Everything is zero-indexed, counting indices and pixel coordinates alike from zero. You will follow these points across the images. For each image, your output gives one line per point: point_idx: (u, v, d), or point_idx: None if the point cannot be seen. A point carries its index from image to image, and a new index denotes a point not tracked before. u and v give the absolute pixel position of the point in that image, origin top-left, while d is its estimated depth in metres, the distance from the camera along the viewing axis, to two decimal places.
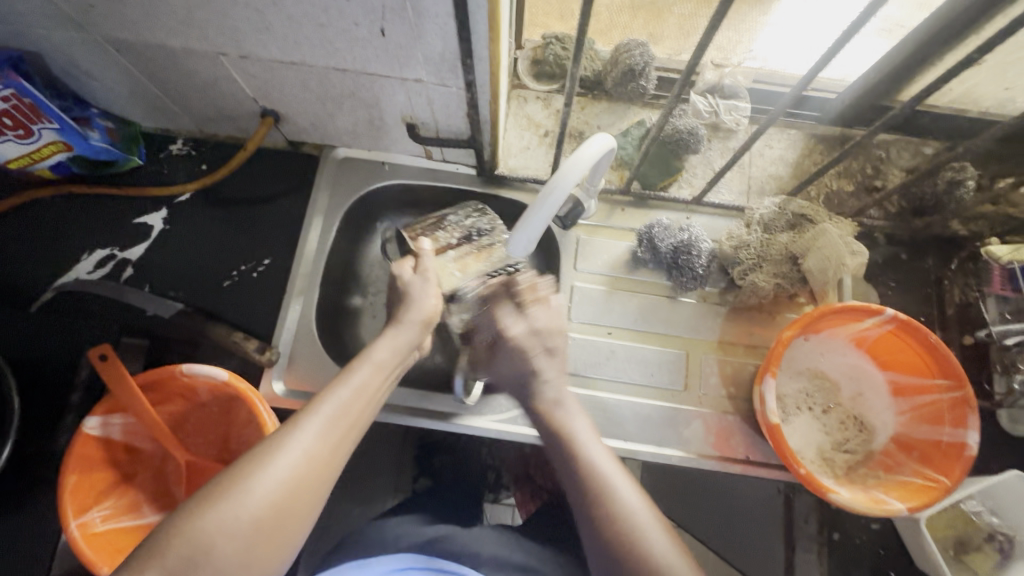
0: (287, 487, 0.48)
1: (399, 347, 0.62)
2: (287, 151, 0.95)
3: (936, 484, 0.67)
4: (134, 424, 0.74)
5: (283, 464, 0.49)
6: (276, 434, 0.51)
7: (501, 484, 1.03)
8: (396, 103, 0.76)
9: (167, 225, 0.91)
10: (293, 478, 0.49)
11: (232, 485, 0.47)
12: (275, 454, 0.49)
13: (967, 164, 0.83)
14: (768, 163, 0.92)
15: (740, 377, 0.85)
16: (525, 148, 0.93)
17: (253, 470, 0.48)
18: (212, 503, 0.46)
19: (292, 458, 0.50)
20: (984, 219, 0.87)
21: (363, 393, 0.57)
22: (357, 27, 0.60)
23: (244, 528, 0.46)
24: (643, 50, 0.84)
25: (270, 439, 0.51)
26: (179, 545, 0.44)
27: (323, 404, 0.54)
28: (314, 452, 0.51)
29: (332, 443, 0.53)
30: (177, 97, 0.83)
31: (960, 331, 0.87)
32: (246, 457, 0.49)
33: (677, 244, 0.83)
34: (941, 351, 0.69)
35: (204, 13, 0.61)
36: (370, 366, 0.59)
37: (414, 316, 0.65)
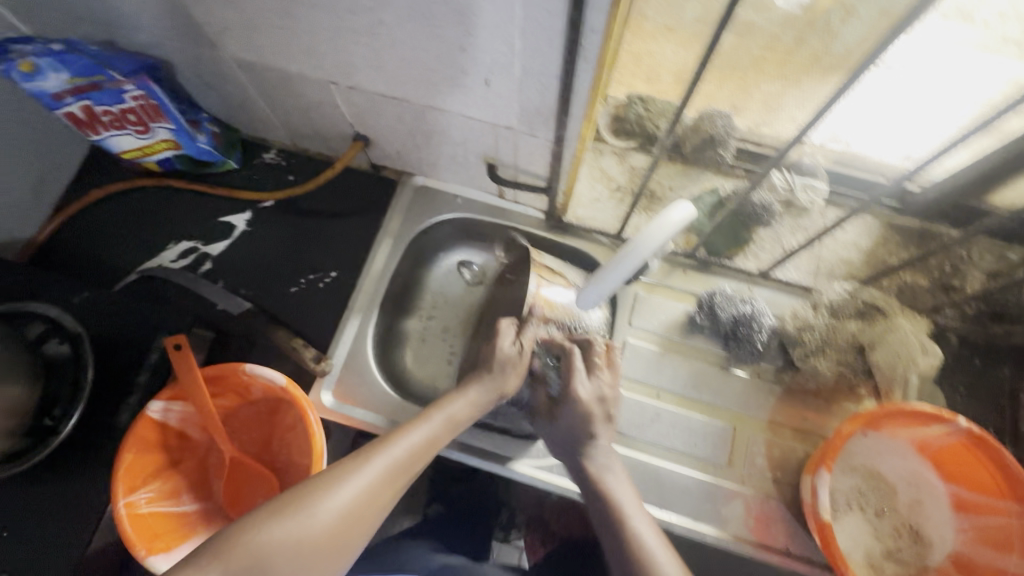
0: (346, 516, 0.53)
1: (472, 406, 0.67)
2: (367, 172, 1.00)
3: None
4: (190, 413, 0.77)
5: (346, 493, 0.54)
6: (345, 464, 0.57)
7: (513, 523, 1.00)
8: (482, 144, 0.79)
9: (249, 226, 0.97)
10: (354, 507, 0.54)
11: (301, 502, 0.52)
12: (342, 482, 0.55)
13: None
14: (840, 247, 0.91)
15: (787, 461, 0.82)
16: (595, 201, 0.94)
17: (321, 492, 0.53)
18: (279, 514, 0.51)
19: (356, 489, 0.55)
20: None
21: (427, 445, 0.63)
22: (463, 75, 0.64)
23: (304, 544, 0.50)
24: (726, 120, 0.87)
25: (339, 468, 0.56)
26: (246, 550, 0.48)
27: (394, 446, 0.60)
28: (376, 489, 0.56)
29: (390, 485, 0.58)
30: (280, 112, 0.89)
31: None
32: (314, 478, 0.55)
33: (738, 315, 0.83)
34: (1017, 473, 0.65)
35: (325, 47, 0.66)
36: (439, 422, 0.65)
37: (501, 372, 0.69)
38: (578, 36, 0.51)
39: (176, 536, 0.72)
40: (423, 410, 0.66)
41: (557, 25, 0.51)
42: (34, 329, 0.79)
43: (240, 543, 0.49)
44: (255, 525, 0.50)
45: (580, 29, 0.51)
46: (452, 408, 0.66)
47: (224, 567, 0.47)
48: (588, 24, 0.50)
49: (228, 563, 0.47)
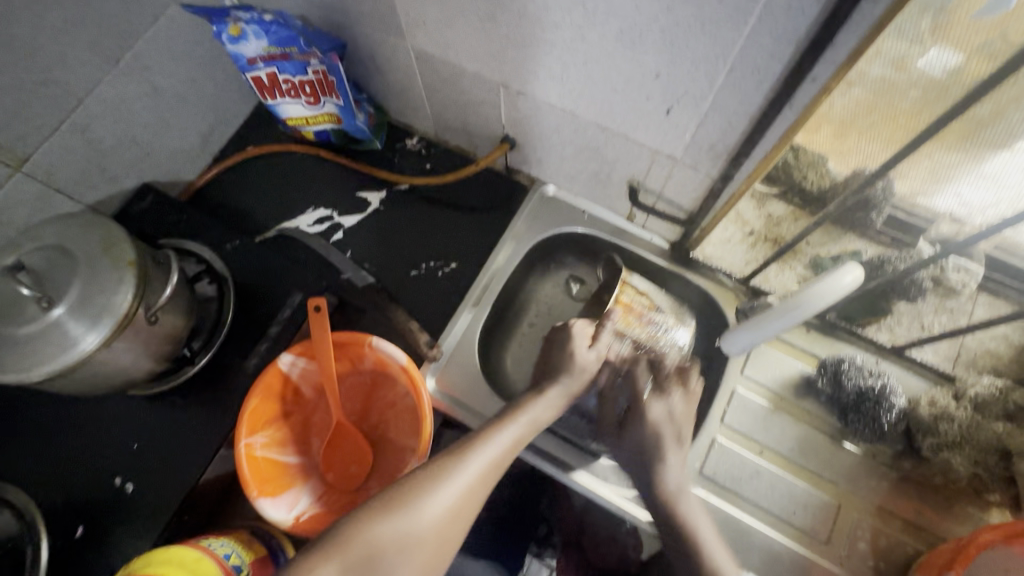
0: (447, 518, 0.52)
1: (553, 411, 0.66)
2: (501, 174, 1.02)
3: None
4: (310, 372, 0.82)
5: (446, 495, 0.53)
6: (441, 465, 0.56)
7: (548, 541, 1.00)
8: (633, 167, 0.79)
9: (382, 205, 1.02)
10: (454, 507, 0.53)
11: (407, 500, 0.52)
12: (440, 484, 0.54)
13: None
14: (987, 339, 0.84)
15: (893, 553, 0.76)
16: (726, 241, 0.92)
17: (424, 493, 0.52)
18: (387, 513, 0.50)
19: (455, 492, 0.54)
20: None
21: (513, 446, 0.61)
22: (646, 99, 0.64)
23: (412, 543, 0.50)
24: (887, 185, 0.83)
25: (437, 468, 0.55)
26: (360, 545, 0.47)
27: (486, 447, 0.59)
28: (472, 491, 0.56)
29: (482, 488, 0.57)
30: (437, 105, 0.93)
31: None
32: (412, 477, 0.54)
33: (863, 389, 0.78)
34: None
35: (514, 52, 0.69)
36: (525, 425, 0.63)
37: (578, 378, 0.68)
38: (794, 83, 0.51)
39: (280, 484, 0.78)
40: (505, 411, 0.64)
41: (773, 67, 0.51)
42: (192, 266, 0.88)
43: (353, 538, 0.48)
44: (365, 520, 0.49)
45: (800, 77, 0.50)
46: (536, 412, 0.65)
47: (341, 560, 0.46)
48: (810, 73, 0.49)
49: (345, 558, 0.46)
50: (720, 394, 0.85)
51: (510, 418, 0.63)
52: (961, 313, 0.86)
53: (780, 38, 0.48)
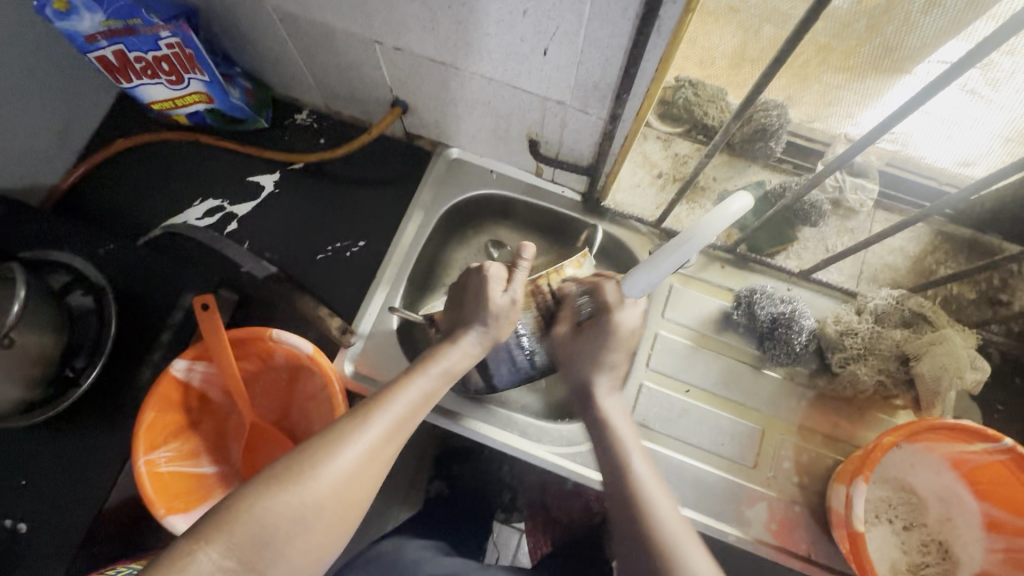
0: (350, 480, 0.48)
1: (472, 356, 0.62)
2: (402, 141, 0.97)
3: None
4: (212, 375, 0.76)
5: (348, 456, 0.48)
6: (343, 425, 0.51)
7: (514, 505, 0.98)
8: (528, 119, 0.76)
9: (277, 188, 0.95)
10: (359, 469, 0.49)
11: (301, 468, 0.47)
12: (342, 444, 0.49)
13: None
14: (886, 253, 0.87)
15: (815, 467, 0.79)
16: (636, 186, 0.91)
17: (321, 456, 0.48)
18: (278, 484, 0.46)
19: (358, 452, 0.49)
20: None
21: (428, 397, 0.57)
22: (521, 42, 0.61)
23: (308, 513, 0.45)
24: (782, 111, 0.83)
25: (336, 430, 0.50)
26: (243, 522, 0.43)
27: (395, 402, 0.54)
28: (380, 448, 0.51)
29: (393, 443, 0.52)
30: (318, 72, 0.86)
31: None
32: (312, 441, 0.49)
33: (777, 315, 0.79)
34: None
35: (376, 3, 0.63)
36: (439, 374, 0.59)
37: (493, 324, 0.63)
38: (656, 5, 0.48)
39: (196, 497, 0.73)
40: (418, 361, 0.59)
41: None
42: (59, 279, 0.79)
43: (238, 515, 0.44)
44: (253, 497, 0.45)
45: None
46: (452, 359, 0.60)
47: (224, 540, 0.42)
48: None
49: (224, 538, 0.42)
50: (645, 340, 0.85)
51: (423, 370, 0.58)
52: (861, 230, 0.88)
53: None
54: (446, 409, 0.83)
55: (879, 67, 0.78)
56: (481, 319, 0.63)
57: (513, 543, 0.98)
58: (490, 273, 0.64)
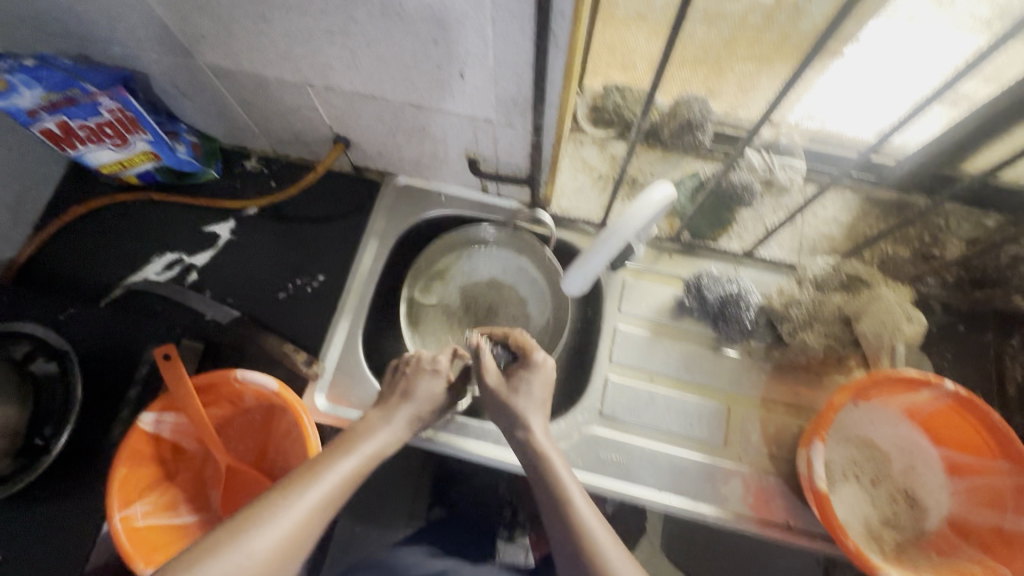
0: (266, 559, 0.51)
1: (392, 441, 0.66)
2: (351, 175, 1.00)
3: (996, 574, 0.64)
4: (183, 424, 0.77)
5: (268, 535, 0.51)
6: (276, 501, 0.54)
7: (516, 521, 0.95)
8: (461, 139, 0.79)
9: (233, 235, 0.97)
10: (287, 542, 0.52)
11: (236, 542, 0.50)
12: (262, 523, 0.52)
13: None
14: (821, 224, 0.90)
15: (783, 437, 0.81)
16: (578, 190, 0.94)
17: (240, 533, 0.51)
18: (210, 556, 0.49)
19: (278, 532, 0.52)
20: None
21: (352, 478, 0.61)
22: (438, 69, 0.64)
23: None
24: (702, 104, 0.84)
25: (270, 504, 0.54)
26: None
27: (327, 479, 0.58)
28: (306, 525, 0.54)
29: (312, 526, 0.55)
30: (259, 119, 0.89)
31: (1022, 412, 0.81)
32: (245, 515, 0.53)
33: (724, 295, 0.79)
34: (1003, 432, 0.66)
35: (300, 49, 0.67)
36: (367, 455, 0.63)
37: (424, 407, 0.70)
38: (547, 22, 0.52)
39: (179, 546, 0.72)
40: (344, 440, 0.64)
41: (526, 11, 0.51)
42: (20, 348, 0.79)
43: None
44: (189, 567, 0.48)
45: (550, 15, 0.51)
46: (378, 442, 0.64)
47: None
48: (556, 4, 0.50)
49: None
50: (604, 336, 0.85)
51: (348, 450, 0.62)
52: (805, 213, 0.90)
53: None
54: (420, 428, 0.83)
55: (781, 53, 0.85)
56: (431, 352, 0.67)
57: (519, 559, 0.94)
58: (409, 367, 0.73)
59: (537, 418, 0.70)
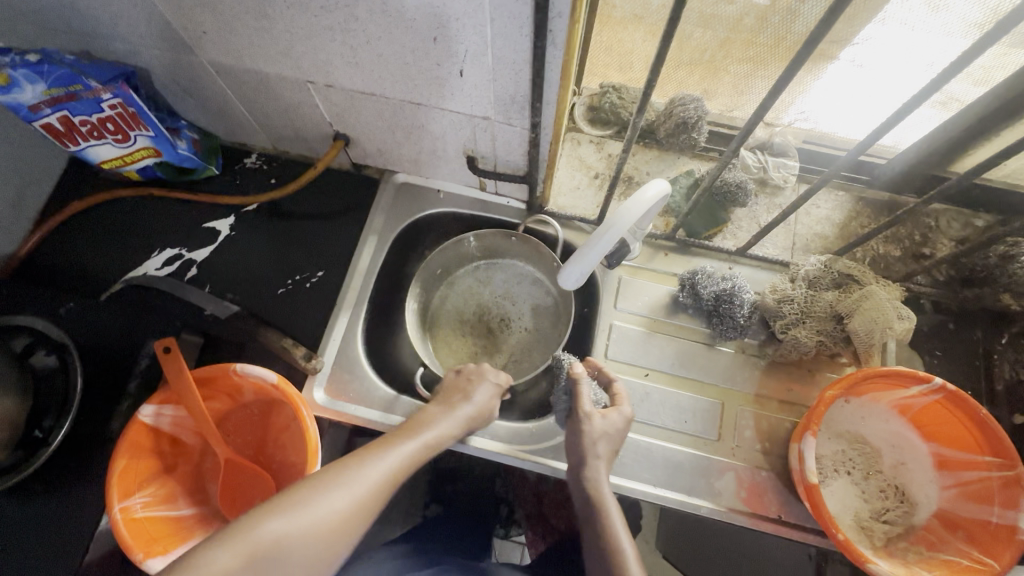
0: (333, 524, 0.52)
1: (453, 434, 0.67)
2: (351, 173, 1.01)
3: (984, 566, 0.65)
4: (183, 417, 0.77)
5: (346, 494, 0.53)
6: (348, 466, 0.56)
7: (513, 519, 0.98)
8: (460, 136, 0.80)
9: (233, 231, 0.98)
10: (353, 504, 0.53)
11: (307, 498, 0.52)
12: (339, 488, 0.54)
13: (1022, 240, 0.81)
14: (814, 223, 0.92)
15: (776, 432, 0.82)
16: (575, 188, 0.95)
17: (317, 497, 0.52)
18: (283, 508, 0.50)
19: (347, 498, 0.53)
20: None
21: (415, 460, 0.62)
22: (438, 66, 0.65)
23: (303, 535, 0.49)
24: (698, 104, 0.86)
25: (343, 468, 0.56)
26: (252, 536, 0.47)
27: (391, 455, 0.59)
28: (369, 493, 0.55)
29: (376, 500, 0.56)
30: (260, 116, 0.89)
31: (1010, 409, 0.82)
32: (321, 476, 0.55)
33: (719, 292, 0.80)
34: (992, 427, 0.67)
35: (301, 46, 0.68)
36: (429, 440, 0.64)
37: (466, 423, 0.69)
38: (544, 21, 0.53)
39: (178, 538, 0.73)
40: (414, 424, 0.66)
41: (524, 10, 0.52)
42: (20, 342, 0.81)
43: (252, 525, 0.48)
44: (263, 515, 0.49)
45: (547, 14, 0.52)
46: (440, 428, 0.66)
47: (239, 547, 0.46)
48: (553, 3, 0.51)
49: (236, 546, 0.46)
50: (599, 332, 0.86)
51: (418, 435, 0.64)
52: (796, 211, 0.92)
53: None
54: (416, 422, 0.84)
55: (775, 54, 0.84)
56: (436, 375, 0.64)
57: (516, 555, 0.99)
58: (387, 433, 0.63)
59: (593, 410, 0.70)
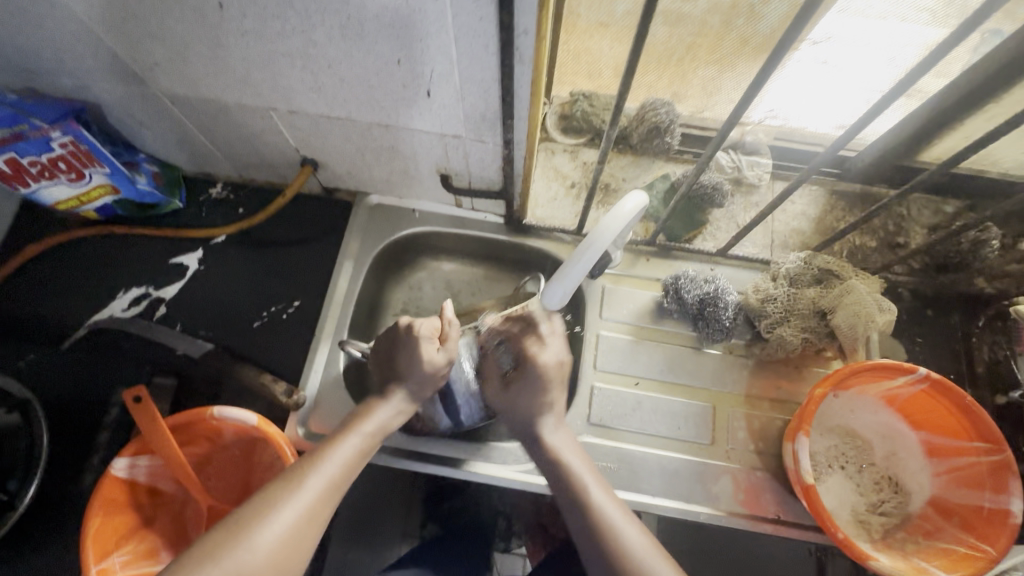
0: (288, 542, 0.49)
1: (402, 414, 0.62)
2: (322, 197, 0.98)
3: (981, 553, 0.65)
4: (159, 467, 0.74)
5: (294, 506, 0.50)
6: (287, 477, 0.53)
7: (512, 531, 0.95)
8: (431, 155, 0.78)
9: (202, 265, 0.94)
10: (309, 511, 0.51)
11: (250, 522, 0.49)
12: (286, 499, 0.51)
13: (990, 224, 0.82)
14: (791, 219, 0.93)
15: (768, 431, 0.82)
16: (552, 200, 0.94)
17: (258, 520, 0.49)
18: (235, 536, 0.48)
19: (295, 513, 0.50)
20: (1012, 277, 0.84)
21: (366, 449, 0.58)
22: (403, 88, 0.63)
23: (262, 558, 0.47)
24: (669, 108, 0.86)
25: (286, 480, 0.52)
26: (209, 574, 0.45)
27: (337, 451, 0.56)
28: (323, 497, 0.52)
29: (336, 494, 0.54)
30: (222, 144, 0.86)
31: (991, 390, 0.83)
32: (256, 499, 0.51)
33: (703, 296, 0.80)
34: (978, 414, 0.67)
35: (260, 73, 0.65)
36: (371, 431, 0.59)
37: (427, 383, 0.62)
38: (510, 39, 0.51)
39: None
40: (352, 419, 0.59)
41: (489, 29, 0.51)
42: None
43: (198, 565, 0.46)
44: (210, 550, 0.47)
45: (513, 31, 0.50)
46: (383, 416, 0.60)
47: None
48: (518, 22, 0.49)
49: None
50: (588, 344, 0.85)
51: (355, 428, 0.58)
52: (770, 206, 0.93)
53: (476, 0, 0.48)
54: (400, 450, 0.80)
55: (743, 53, 0.83)
56: (415, 379, 0.62)
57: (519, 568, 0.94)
58: (420, 335, 0.63)
59: (557, 397, 0.65)
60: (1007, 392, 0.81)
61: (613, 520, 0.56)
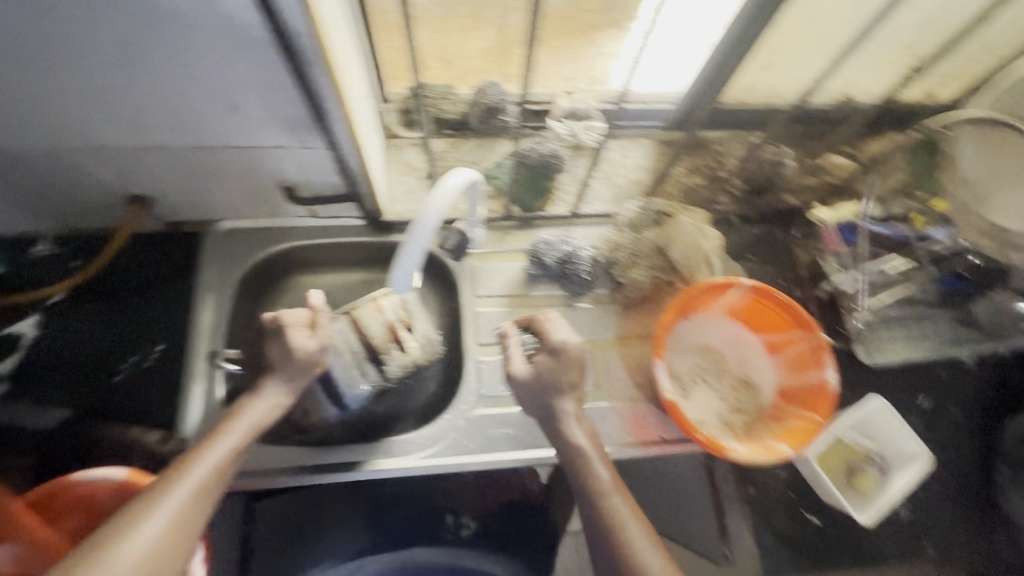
0: (156, 549, 0.48)
1: (278, 407, 0.62)
2: (168, 234, 0.92)
3: (810, 422, 0.78)
4: (27, 551, 0.67)
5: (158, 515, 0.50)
6: (154, 489, 0.52)
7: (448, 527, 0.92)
8: (266, 169, 0.76)
9: (42, 329, 0.87)
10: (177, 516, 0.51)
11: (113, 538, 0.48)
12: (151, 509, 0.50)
13: (781, 145, 0.92)
14: (628, 171, 0.95)
15: (641, 364, 0.88)
16: (409, 193, 0.95)
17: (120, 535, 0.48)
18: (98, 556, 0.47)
19: (161, 520, 0.50)
20: (812, 188, 0.93)
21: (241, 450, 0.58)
22: (209, 107, 0.62)
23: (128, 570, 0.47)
24: (497, 88, 0.86)
25: (150, 492, 0.52)
26: None
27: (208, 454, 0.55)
28: (192, 501, 0.52)
29: (209, 498, 0.54)
30: (29, 197, 0.79)
31: (813, 287, 0.89)
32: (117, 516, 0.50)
33: (562, 257, 0.84)
34: (791, 307, 0.81)
35: (42, 113, 0.61)
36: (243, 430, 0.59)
37: (300, 371, 0.63)
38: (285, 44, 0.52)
39: None
40: (220, 422, 0.59)
41: (261, 36, 0.51)
42: None
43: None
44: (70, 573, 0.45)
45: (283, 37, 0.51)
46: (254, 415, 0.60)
47: None
48: (300, 52, 0.53)
49: None
50: (466, 324, 0.84)
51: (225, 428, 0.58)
52: (607, 163, 0.95)
53: (257, 41, 0.52)
54: (288, 467, 0.74)
55: None
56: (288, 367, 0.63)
57: None
58: (285, 324, 0.63)
59: (557, 401, 0.68)
60: (823, 287, 0.87)
61: (618, 511, 0.63)
